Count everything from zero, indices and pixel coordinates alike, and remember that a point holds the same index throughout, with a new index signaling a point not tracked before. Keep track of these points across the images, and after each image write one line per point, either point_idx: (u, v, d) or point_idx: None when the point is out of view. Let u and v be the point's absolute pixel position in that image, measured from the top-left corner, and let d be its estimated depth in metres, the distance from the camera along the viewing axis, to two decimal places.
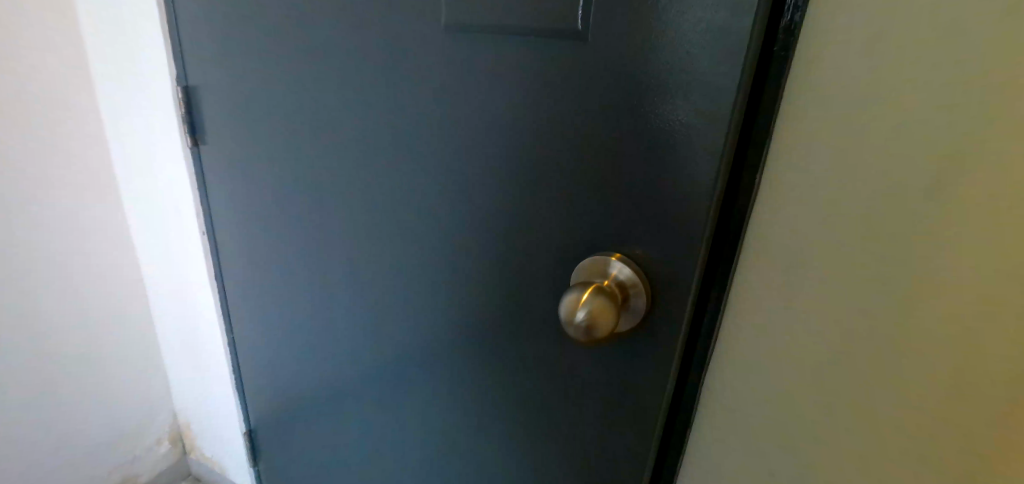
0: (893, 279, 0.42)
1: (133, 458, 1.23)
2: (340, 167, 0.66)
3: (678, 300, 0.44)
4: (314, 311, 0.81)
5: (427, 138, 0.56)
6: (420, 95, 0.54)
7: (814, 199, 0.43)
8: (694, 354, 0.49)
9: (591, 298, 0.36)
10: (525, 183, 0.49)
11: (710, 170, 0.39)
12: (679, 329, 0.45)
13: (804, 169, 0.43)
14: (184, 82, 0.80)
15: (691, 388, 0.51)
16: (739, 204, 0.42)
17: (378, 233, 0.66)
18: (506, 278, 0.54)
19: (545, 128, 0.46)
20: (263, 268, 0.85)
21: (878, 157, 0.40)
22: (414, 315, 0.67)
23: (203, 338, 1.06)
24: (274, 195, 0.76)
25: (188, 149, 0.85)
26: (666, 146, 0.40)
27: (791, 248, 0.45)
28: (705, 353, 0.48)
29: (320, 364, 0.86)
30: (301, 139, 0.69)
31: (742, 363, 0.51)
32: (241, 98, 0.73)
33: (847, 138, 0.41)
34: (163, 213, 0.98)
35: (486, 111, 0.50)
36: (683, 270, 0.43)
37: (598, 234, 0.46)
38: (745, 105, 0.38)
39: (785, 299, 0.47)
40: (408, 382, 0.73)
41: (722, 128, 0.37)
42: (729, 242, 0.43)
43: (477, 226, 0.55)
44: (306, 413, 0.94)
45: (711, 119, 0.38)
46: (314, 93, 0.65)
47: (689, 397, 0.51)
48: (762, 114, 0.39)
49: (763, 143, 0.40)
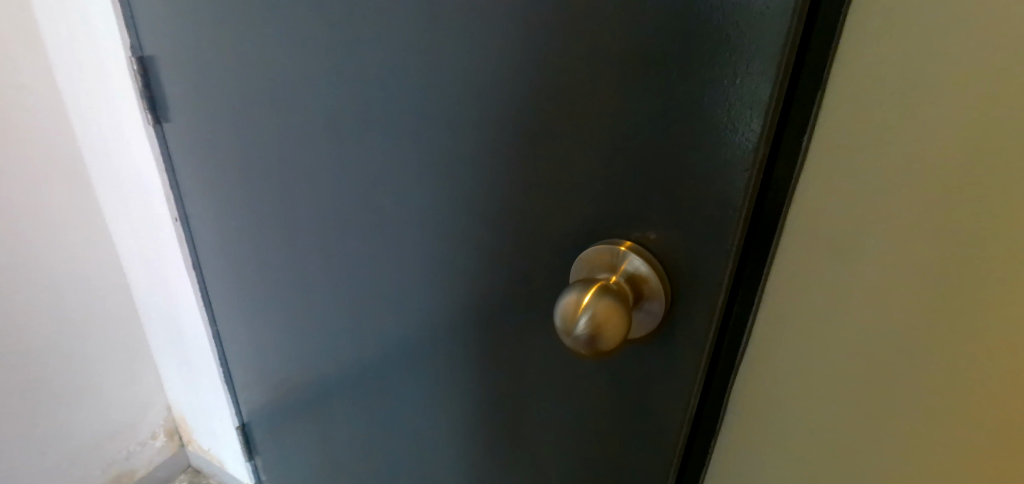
0: (972, 256, 0.36)
1: (127, 454, 1.18)
2: (312, 144, 0.59)
3: (704, 299, 0.36)
4: (297, 302, 0.75)
5: (404, 105, 0.48)
6: (392, 58, 0.47)
7: (875, 163, 0.36)
8: (712, 377, 0.39)
9: (594, 300, 0.29)
10: (513, 159, 0.42)
11: (753, 130, 0.30)
12: (707, 335, 0.37)
13: (865, 125, 0.36)
14: (139, 52, 0.71)
15: (710, 415, 0.41)
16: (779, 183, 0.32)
17: (356, 217, 0.59)
18: (498, 267, 0.47)
19: (539, 89, 0.38)
20: (241, 256, 0.79)
21: (957, 113, 0.33)
22: (401, 308, 0.60)
23: (187, 330, 1.00)
24: (244, 178, 0.70)
25: (151, 128, 0.77)
26: (695, 100, 0.31)
27: (845, 223, 0.39)
28: (730, 373, 0.39)
29: (307, 358, 0.80)
30: (267, 114, 0.62)
31: (782, 354, 0.46)
32: (200, 70, 0.66)
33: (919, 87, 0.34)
34: (135, 200, 0.91)
35: (467, 70, 0.42)
36: (713, 261, 0.34)
37: (605, 216, 0.38)
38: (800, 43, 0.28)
39: (837, 282, 0.41)
40: (399, 377, 0.67)
41: (768, 74, 0.28)
42: (760, 237, 0.34)
43: (463, 208, 0.47)
44: (298, 409, 0.88)
45: (754, 60, 0.28)
46: (277, 59, 0.57)
47: (707, 425, 0.42)
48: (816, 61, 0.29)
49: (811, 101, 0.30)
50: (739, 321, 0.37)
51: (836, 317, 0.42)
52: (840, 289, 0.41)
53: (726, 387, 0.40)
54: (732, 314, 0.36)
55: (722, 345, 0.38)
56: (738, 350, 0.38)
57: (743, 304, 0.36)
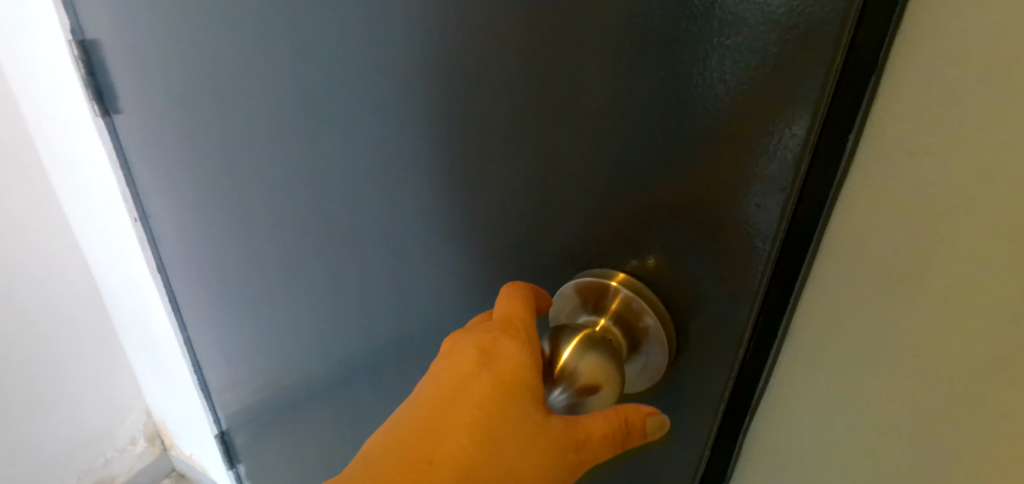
0: None
1: (106, 461, 1.14)
2: (254, 141, 0.51)
3: (719, 345, 0.29)
4: (257, 316, 0.68)
5: (349, 95, 0.40)
6: (334, 45, 0.39)
7: (934, 204, 0.25)
8: (719, 439, 0.32)
9: (576, 362, 0.28)
10: (478, 165, 0.35)
11: (797, 135, 0.23)
12: (719, 388, 0.30)
13: (925, 147, 0.25)
14: (80, 36, 0.64)
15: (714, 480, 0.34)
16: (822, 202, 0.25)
17: (308, 228, 0.51)
18: (465, 291, 0.40)
19: (508, 76, 0.31)
20: (202, 263, 0.72)
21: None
22: (360, 331, 0.52)
23: (159, 335, 0.94)
24: (195, 177, 0.62)
25: (99, 120, 0.70)
26: (716, 97, 0.24)
27: (877, 269, 0.28)
28: (739, 434, 0.32)
29: (271, 376, 0.72)
30: (209, 108, 0.54)
31: (798, 446, 0.35)
32: (141, 54, 0.58)
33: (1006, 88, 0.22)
34: (94, 200, 0.84)
35: (419, 47, 0.34)
36: (733, 299, 0.27)
37: (592, 242, 0.31)
38: (867, 14, 0.21)
39: (863, 361, 0.30)
40: (358, 407, 0.59)
41: (824, 58, 0.21)
42: (787, 274, 0.26)
43: (425, 218, 0.40)
44: (268, 426, 0.81)
45: (805, 35, 0.21)
46: (214, 44, 0.49)
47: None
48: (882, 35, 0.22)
49: (838, 120, 0.23)
50: (756, 374, 0.30)
51: (858, 408, 0.31)
52: (867, 370, 0.30)
53: (736, 448, 0.33)
54: (748, 365, 0.29)
55: (736, 402, 0.31)
56: (751, 407, 0.31)
57: (763, 354, 0.29)
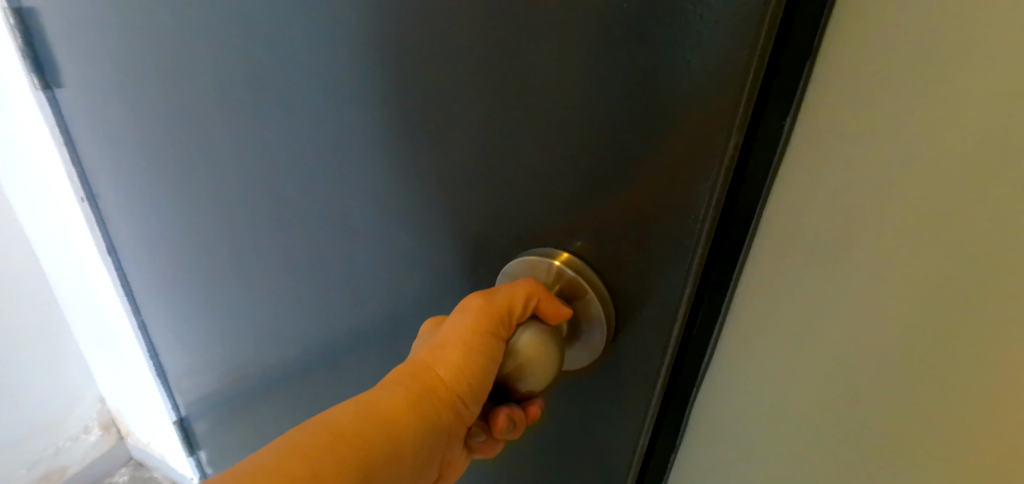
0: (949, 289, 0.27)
1: (58, 450, 1.10)
2: (204, 118, 0.49)
3: (657, 324, 0.30)
4: (212, 299, 0.66)
5: (298, 72, 0.39)
6: (279, 19, 0.38)
7: (871, 177, 0.27)
8: (664, 411, 0.34)
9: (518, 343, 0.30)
10: (428, 145, 0.34)
11: (727, 116, 0.24)
12: (657, 365, 0.31)
13: (858, 126, 0.27)
14: (15, 4, 0.60)
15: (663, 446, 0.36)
16: (750, 184, 0.26)
17: (260, 208, 0.50)
18: (419, 271, 0.40)
19: (452, 55, 0.30)
20: (153, 244, 0.70)
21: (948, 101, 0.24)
22: (316, 313, 0.52)
23: (112, 320, 0.91)
24: (142, 154, 0.60)
25: (40, 93, 0.67)
26: (649, 79, 0.25)
27: (815, 239, 0.30)
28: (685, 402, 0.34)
29: (229, 361, 0.71)
30: (155, 84, 0.52)
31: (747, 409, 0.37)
32: (81, 24, 0.55)
33: (948, 74, 0.24)
34: (37, 178, 0.80)
35: (365, 24, 0.33)
36: (669, 279, 0.28)
37: (536, 224, 0.32)
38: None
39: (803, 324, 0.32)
40: (318, 389, 0.58)
41: (748, 44, 0.22)
42: (723, 253, 0.28)
43: (377, 198, 0.39)
44: (227, 412, 0.80)
45: (728, 20, 0.22)
46: (156, 16, 0.47)
47: (661, 455, 0.37)
48: (807, 19, 0.23)
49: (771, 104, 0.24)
50: (697, 346, 0.31)
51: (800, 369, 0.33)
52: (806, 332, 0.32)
53: (683, 415, 0.35)
54: (694, 337, 0.31)
55: (678, 376, 0.32)
56: (694, 379, 0.33)
57: (702, 328, 0.30)
